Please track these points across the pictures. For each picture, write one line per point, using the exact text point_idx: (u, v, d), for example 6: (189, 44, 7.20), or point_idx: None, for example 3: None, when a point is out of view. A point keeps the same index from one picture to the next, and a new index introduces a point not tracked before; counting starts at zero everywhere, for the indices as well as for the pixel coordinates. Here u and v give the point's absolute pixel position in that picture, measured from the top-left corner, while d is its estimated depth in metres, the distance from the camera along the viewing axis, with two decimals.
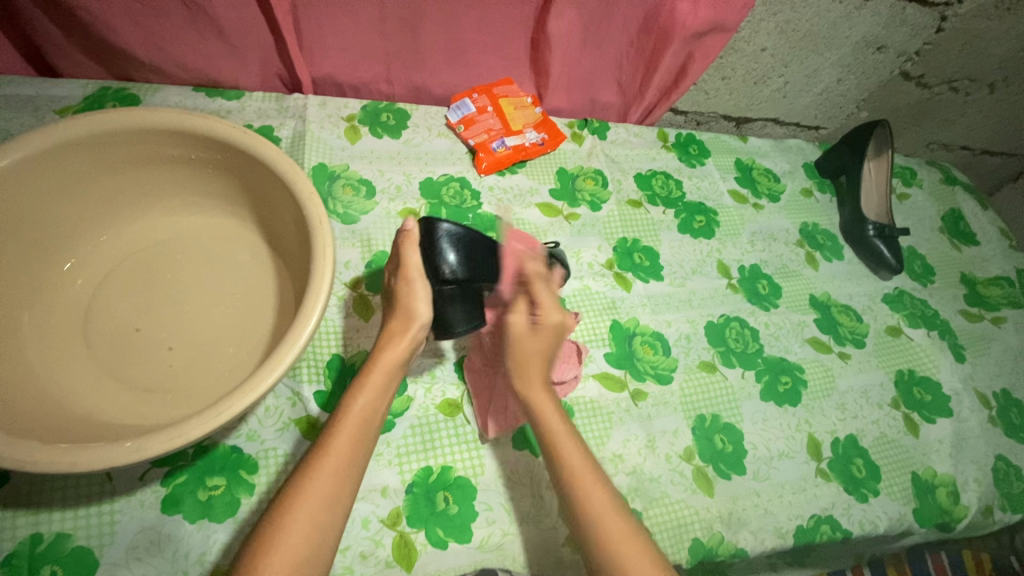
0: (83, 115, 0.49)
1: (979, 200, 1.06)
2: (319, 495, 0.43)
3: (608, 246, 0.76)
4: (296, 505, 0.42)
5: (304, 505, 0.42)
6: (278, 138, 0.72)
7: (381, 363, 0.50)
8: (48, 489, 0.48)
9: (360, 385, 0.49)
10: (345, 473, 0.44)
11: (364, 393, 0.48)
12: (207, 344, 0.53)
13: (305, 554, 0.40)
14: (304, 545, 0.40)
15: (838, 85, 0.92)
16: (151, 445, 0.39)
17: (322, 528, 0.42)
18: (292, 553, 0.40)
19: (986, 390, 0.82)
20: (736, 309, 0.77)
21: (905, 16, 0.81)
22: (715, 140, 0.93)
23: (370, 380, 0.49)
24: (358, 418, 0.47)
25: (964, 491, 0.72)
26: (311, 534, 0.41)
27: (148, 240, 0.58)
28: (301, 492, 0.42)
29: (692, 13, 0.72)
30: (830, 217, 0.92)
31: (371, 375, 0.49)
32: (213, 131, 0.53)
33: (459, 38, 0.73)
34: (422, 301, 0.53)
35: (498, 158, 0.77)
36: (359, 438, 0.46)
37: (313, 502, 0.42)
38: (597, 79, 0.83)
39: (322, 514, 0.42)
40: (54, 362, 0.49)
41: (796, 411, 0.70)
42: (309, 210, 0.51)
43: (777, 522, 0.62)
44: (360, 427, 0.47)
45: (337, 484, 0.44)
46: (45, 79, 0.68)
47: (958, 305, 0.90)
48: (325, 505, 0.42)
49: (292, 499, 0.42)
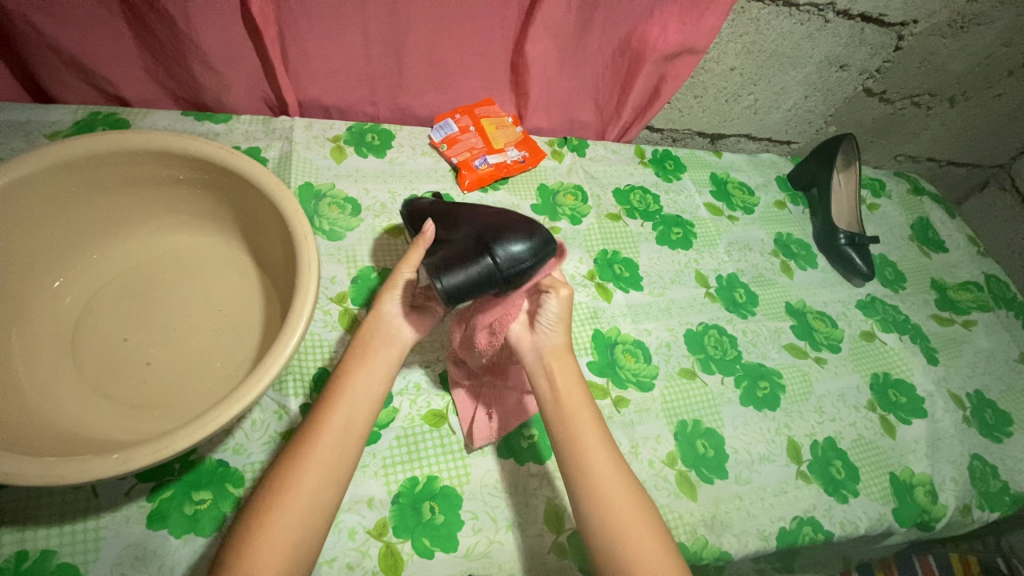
0: (73, 138, 0.51)
1: (946, 208, 1.10)
2: (307, 492, 0.45)
3: (589, 258, 0.78)
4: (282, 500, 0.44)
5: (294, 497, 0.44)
6: (265, 159, 0.74)
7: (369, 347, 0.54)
8: (32, 506, 0.48)
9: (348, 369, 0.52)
10: (335, 466, 0.47)
11: (356, 381, 0.51)
12: (193, 359, 0.54)
13: (294, 545, 0.43)
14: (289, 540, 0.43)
15: (806, 102, 0.97)
16: (138, 456, 0.40)
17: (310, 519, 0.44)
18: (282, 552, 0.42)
19: (960, 391, 0.84)
20: (714, 316, 0.79)
21: (864, 36, 0.85)
22: (690, 155, 0.97)
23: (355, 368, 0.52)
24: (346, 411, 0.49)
25: (942, 490, 0.74)
26: (301, 527, 0.43)
27: (136, 259, 0.59)
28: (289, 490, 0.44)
29: (662, 37, 0.76)
30: (804, 227, 0.95)
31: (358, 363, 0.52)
32: (199, 152, 0.54)
33: (440, 62, 0.76)
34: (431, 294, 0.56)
35: (480, 175, 0.79)
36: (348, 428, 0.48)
37: (302, 499, 0.44)
38: (575, 99, 0.87)
39: (307, 510, 0.44)
40: (41, 379, 0.49)
41: (775, 415, 0.72)
42: (294, 226, 0.52)
43: (760, 524, 0.63)
44: (349, 419, 0.49)
45: (325, 476, 0.46)
46: (38, 105, 0.70)
47: (930, 309, 0.93)
48: (309, 501, 0.44)
49: (279, 496, 0.44)
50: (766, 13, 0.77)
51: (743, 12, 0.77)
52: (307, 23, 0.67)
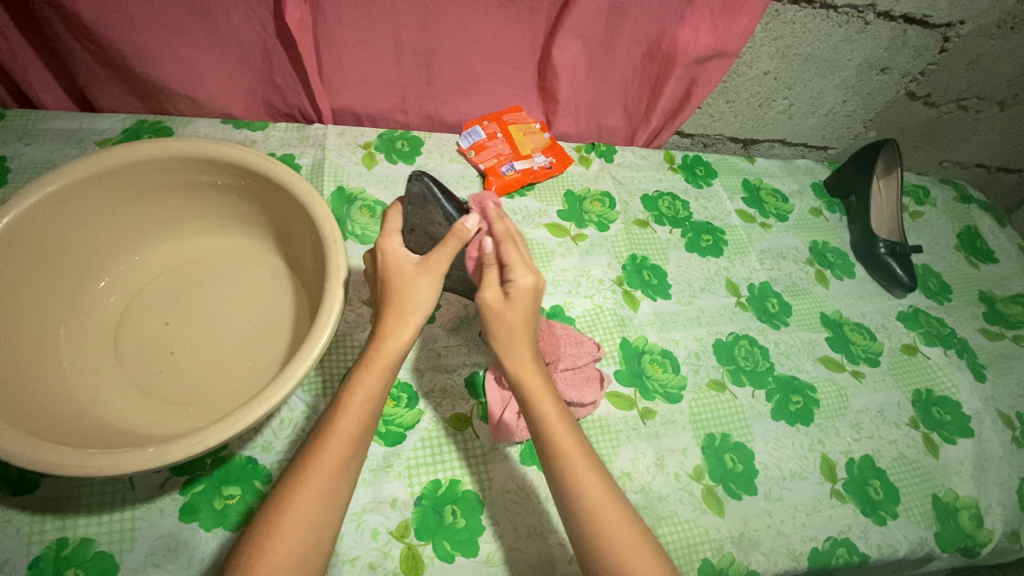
0: (120, 145, 0.54)
1: (996, 217, 1.04)
2: (303, 484, 0.43)
3: (617, 264, 0.78)
4: (287, 500, 0.42)
5: (299, 500, 0.42)
6: (299, 166, 0.76)
7: (382, 356, 0.47)
8: (75, 496, 0.51)
9: (358, 380, 0.46)
10: (341, 472, 0.44)
11: None
12: (226, 358, 0.56)
13: (296, 545, 0.41)
14: (302, 541, 0.41)
15: (843, 106, 0.93)
16: (171, 451, 0.42)
17: (316, 522, 0.42)
18: (290, 555, 0.41)
19: (1009, 411, 0.80)
20: (746, 326, 0.77)
21: (907, 38, 0.82)
22: (722, 161, 0.95)
23: (370, 374, 0.47)
24: (359, 415, 0.45)
25: (988, 515, 0.70)
26: (299, 533, 0.41)
27: (176, 261, 0.61)
28: (300, 490, 0.42)
29: (694, 41, 0.75)
30: (841, 236, 0.92)
31: (371, 371, 0.47)
32: (236, 157, 0.56)
33: (469, 69, 0.77)
34: (417, 306, 0.49)
35: (507, 182, 0.79)
36: (362, 432, 0.46)
37: (299, 491, 0.42)
38: (604, 105, 0.86)
39: (314, 512, 0.42)
40: (87, 375, 0.52)
41: (809, 431, 0.69)
42: (325, 231, 0.54)
43: (791, 544, 0.61)
44: (360, 424, 0.45)
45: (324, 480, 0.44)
46: (88, 114, 0.74)
47: (977, 323, 0.88)
48: (318, 498, 0.43)
49: (287, 496, 0.42)
50: (802, 15, 0.75)
51: (778, 15, 0.75)
52: (341, 33, 0.69)
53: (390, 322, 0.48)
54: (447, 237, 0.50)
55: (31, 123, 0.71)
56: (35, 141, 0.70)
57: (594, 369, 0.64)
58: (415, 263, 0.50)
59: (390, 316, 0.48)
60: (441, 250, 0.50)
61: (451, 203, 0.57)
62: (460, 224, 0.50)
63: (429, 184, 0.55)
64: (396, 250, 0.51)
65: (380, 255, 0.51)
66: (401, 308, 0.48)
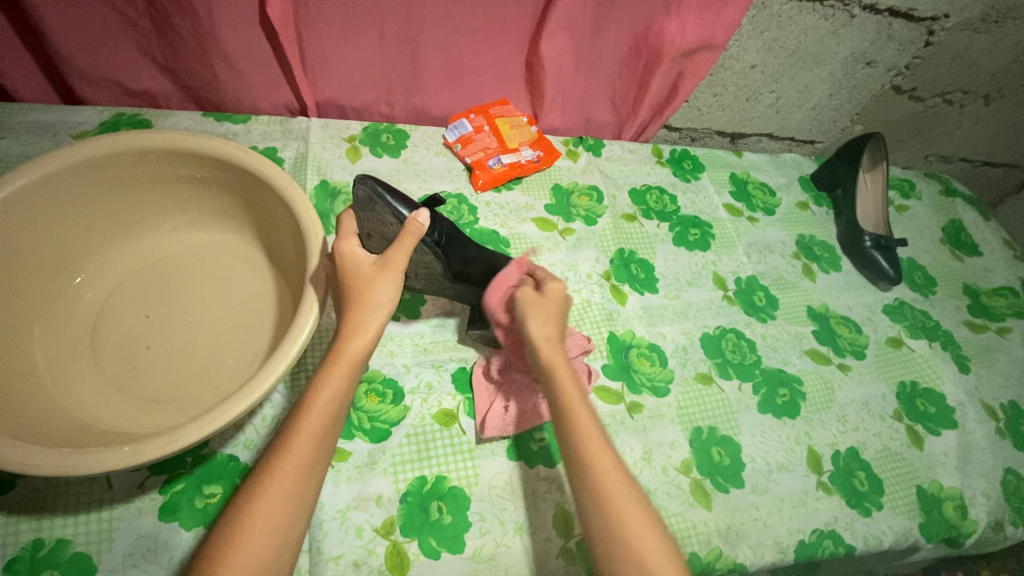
0: (96, 137, 0.52)
1: (980, 210, 1.05)
2: (277, 486, 0.42)
3: (604, 258, 0.77)
4: (263, 499, 0.41)
5: (270, 496, 0.42)
6: (282, 159, 0.75)
7: (345, 356, 0.47)
8: (51, 496, 0.50)
9: (325, 379, 0.46)
10: (309, 471, 0.44)
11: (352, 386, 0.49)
12: (206, 355, 0.55)
13: (268, 545, 0.40)
14: (273, 538, 0.41)
15: (830, 100, 0.94)
16: (146, 450, 0.41)
17: (289, 521, 0.42)
18: (262, 554, 0.40)
19: (992, 402, 0.81)
20: (733, 320, 0.77)
21: (892, 32, 0.82)
22: (709, 155, 0.95)
23: (334, 372, 0.47)
24: (324, 412, 0.45)
25: (972, 505, 0.71)
26: (273, 532, 0.41)
27: (155, 256, 0.60)
28: (271, 488, 0.42)
29: (680, 33, 0.74)
30: (827, 230, 0.92)
31: (335, 369, 0.47)
32: (215, 150, 0.55)
33: (454, 61, 0.76)
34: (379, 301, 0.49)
35: (494, 175, 0.79)
36: (329, 427, 0.46)
37: (277, 490, 0.42)
38: (591, 98, 0.86)
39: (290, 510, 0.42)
40: (61, 373, 0.51)
41: (795, 423, 0.70)
42: (306, 224, 0.53)
43: (778, 536, 0.61)
44: (325, 423, 0.45)
45: (298, 478, 0.43)
46: (64, 106, 0.72)
47: (961, 315, 0.89)
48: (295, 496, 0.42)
49: (258, 494, 0.42)
50: (788, 8, 0.75)
51: (764, 8, 0.75)
52: (322, 24, 0.68)
53: (355, 321, 0.48)
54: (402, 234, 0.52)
55: (5, 115, 0.69)
56: (8, 134, 0.68)
57: (581, 363, 0.64)
58: (372, 262, 0.50)
59: (351, 315, 0.48)
60: (397, 247, 0.51)
61: (398, 202, 0.57)
62: (413, 218, 0.53)
63: (373, 186, 0.54)
64: (354, 250, 0.51)
65: (337, 257, 0.50)
66: (364, 308, 0.48)
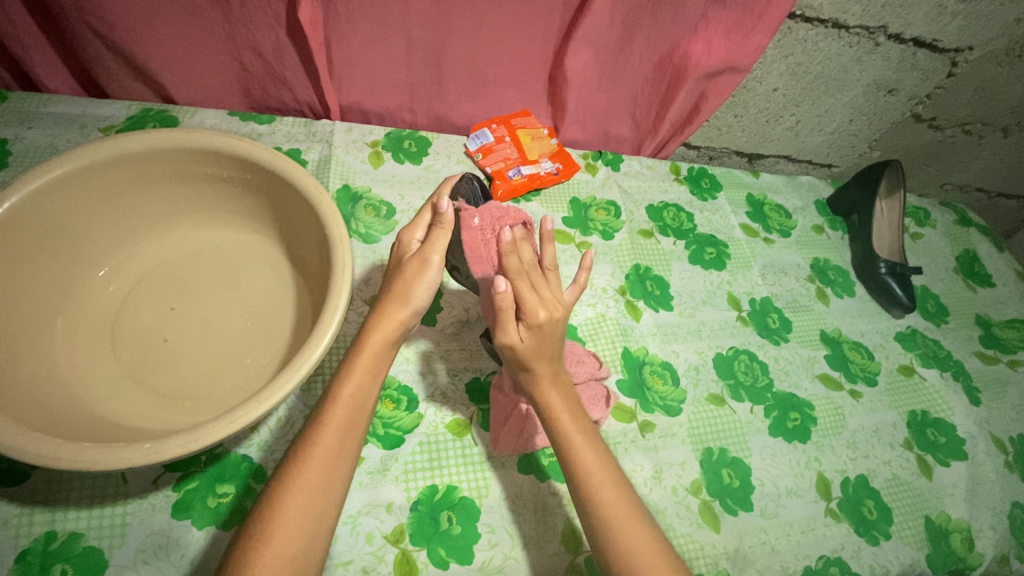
0: (129, 133, 0.53)
1: (994, 241, 1.05)
2: (297, 492, 0.42)
3: (620, 273, 0.78)
4: (286, 503, 0.41)
5: (290, 494, 0.42)
6: (305, 160, 0.75)
7: (369, 346, 0.48)
8: (65, 488, 0.50)
9: (343, 372, 0.47)
10: (329, 467, 0.43)
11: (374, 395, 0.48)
12: (224, 354, 0.55)
13: (296, 550, 0.40)
14: (289, 538, 0.40)
15: (850, 125, 0.94)
16: (168, 447, 0.41)
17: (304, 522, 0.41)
18: (276, 556, 0.39)
19: (1002, 435, 0.81)
20: (746, 341, 0.77)
21: (916, 61, 0.83)
22: (727, 174, 0.95)
23: (359, 371, 0.47)
24: (347, 411, 0.45)
25: (979, 538, 0.71)
26: (300, 538, 0.40)
27: (177, 252, 0.60)
28: (292, 485, 0.42)
29: (706, 54, 0.75)
30: (842, 254, 0.93)
31: (348, 363, 0.48)
32: (243, 151, 0.56)
33: (481, 72, 0.76)
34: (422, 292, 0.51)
35: (513, 186, 0.79)
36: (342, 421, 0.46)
37: (303, 495, 0.42)
38: (612, 114, 0.86)
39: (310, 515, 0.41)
40: (82, 366, 0.51)
41: (806, 448, 0.69)
42: (331, 229, 0.53)
43: (784, 561, 0.61)
44: (341, 419, 0.45)
45: (324, 483, 0.43)
46: (92, 100, 0.73)
47: (972, 346, 0.89)
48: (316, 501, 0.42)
49: (275, 492, 0.42)
50: (814, 34, 0.76)
51: (790, 32, 0.75)
52: (353, 30, 0.68)
53: (387, 316, 0.50)
54: (441, 230, 0.53)
55: (34, 106, 0.70)
56: (37, 124, 0.69)
57: (600, 389, 0.62)
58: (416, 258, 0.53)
59: (384, 311, 0.51)
60: (436, 245, 0.53)
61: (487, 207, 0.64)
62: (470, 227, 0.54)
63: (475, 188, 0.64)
64: (409, 239, 0.55)
65: (396, 244, 0.55)
66: (401, 304, 0.51)
